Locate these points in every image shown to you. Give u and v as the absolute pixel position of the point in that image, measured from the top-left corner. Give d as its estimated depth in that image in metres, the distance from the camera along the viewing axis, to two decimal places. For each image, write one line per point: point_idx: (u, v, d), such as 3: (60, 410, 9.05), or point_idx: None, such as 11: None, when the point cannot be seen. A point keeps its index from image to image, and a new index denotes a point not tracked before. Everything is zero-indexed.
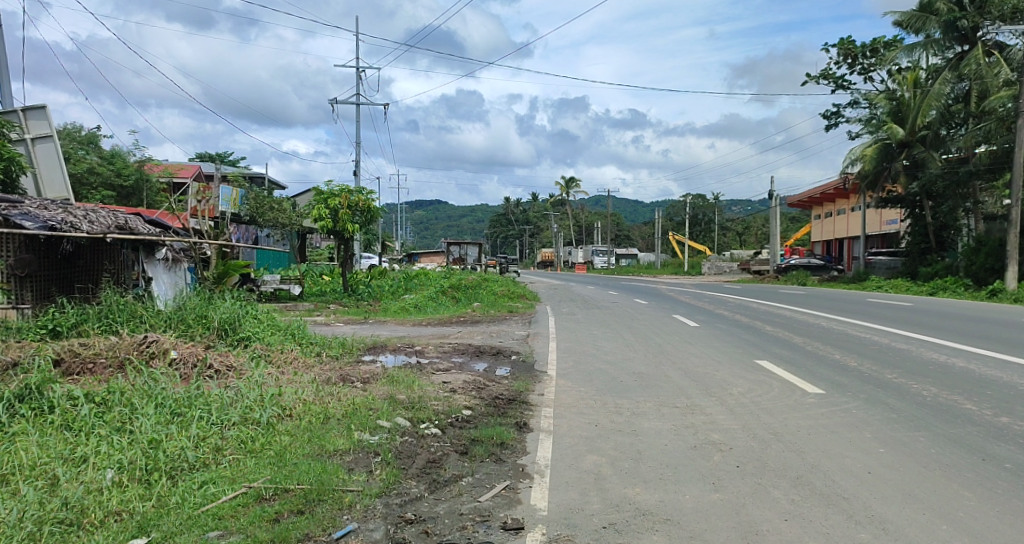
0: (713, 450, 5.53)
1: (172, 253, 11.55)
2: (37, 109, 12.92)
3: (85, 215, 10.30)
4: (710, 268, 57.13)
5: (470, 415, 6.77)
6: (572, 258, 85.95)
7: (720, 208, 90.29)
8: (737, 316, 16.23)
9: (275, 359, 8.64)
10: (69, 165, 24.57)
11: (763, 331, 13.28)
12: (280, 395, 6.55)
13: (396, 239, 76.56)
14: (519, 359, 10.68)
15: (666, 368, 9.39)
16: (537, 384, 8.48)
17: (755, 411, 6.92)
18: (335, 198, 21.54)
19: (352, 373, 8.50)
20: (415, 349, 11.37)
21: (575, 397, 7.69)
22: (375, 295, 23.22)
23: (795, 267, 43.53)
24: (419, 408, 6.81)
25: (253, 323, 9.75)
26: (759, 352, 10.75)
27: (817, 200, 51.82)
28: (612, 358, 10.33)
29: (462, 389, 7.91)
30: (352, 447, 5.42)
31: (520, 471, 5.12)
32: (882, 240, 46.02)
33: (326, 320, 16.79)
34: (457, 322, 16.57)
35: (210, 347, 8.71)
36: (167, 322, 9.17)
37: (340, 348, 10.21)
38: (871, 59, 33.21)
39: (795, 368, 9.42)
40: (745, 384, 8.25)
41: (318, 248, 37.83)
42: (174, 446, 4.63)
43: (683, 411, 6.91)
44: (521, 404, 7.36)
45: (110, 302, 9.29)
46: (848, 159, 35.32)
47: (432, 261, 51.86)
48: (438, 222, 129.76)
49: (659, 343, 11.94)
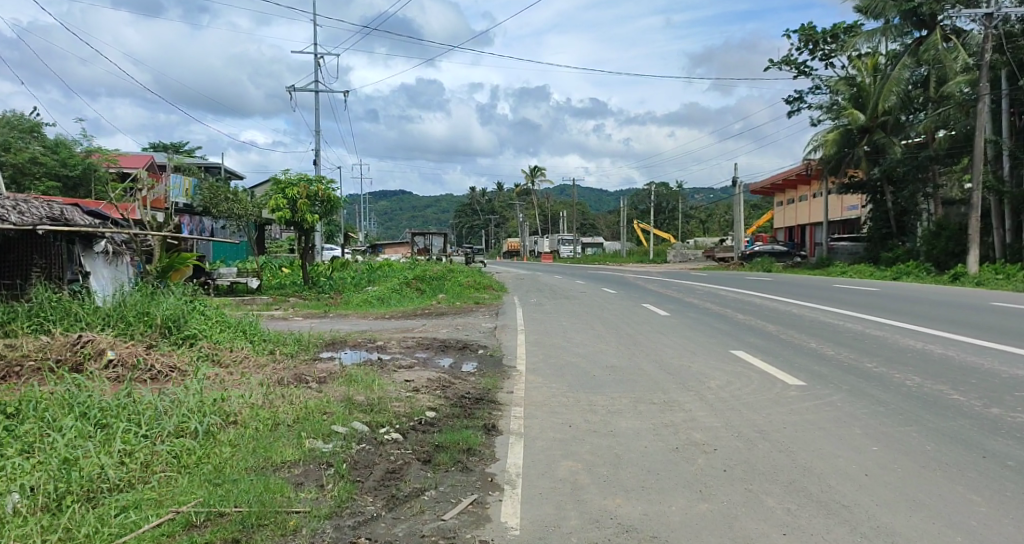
0: (697, 454, 5.22)
1: (112, 245, 10.73)
2: None
3: (13, 205, 9.47)
4: (675, 255, 57.45)
5: (434, 417, 6.27)
6: (538, 247, 85.61)
7: (683, 197, 90.87)
8: (706, 304, 16.01)
9: (222, 359, 8.01)
10: (8, 156, 23.30)
11: (735, 319, 13.03)
12: (225, 401, 5.94)
13: (359, 231, 75.28)
14: (486, 353, 10.19)
15: (639, 360, 9.03)
16: (505, 380, 8.03)
17: (736, 406, 6.61)
18: (293, 187, 20.70)
19: (307, 373, 7.93)
20: (376, 344, 10.81)
21: (546, 395, 7.25)
22: (337, 288, 22.49)
23: (759, 254, 43.88)
24: (379, 412, 6.28)
25: (199, 319, 9.05)
26: (734, 342, 10.50)
27: (780, 188, 52.25)
28: (584, 351, 9.94)
29: (426, 389, 7.38)
30: (302, 458, 4.89)
31: (488, 482, 4.67)
32: (843, 225, 46.68)
33: (284, 314, 16.11)
34: (422, 315, 15.99)
35: (151, 348, 8.02)
36: (104, 320, 8.43)
37: (296, 345, 9.59)
38: (832, 45, 33.34)
39: (772, 357, 9.16)
40: (723, 376, 7.95)
41: (277, 240, 36.78)
42: (92, 466, 4.00)
43: (660, 408, 6.59)
44: (489, 403, 6.89)
45: (41, 298, 8.51)
46: (810, 146, 35.55)
47: (396, 252, 50.90)
48: (403, 213, 128.25)
49: (631, 333, 11.59)
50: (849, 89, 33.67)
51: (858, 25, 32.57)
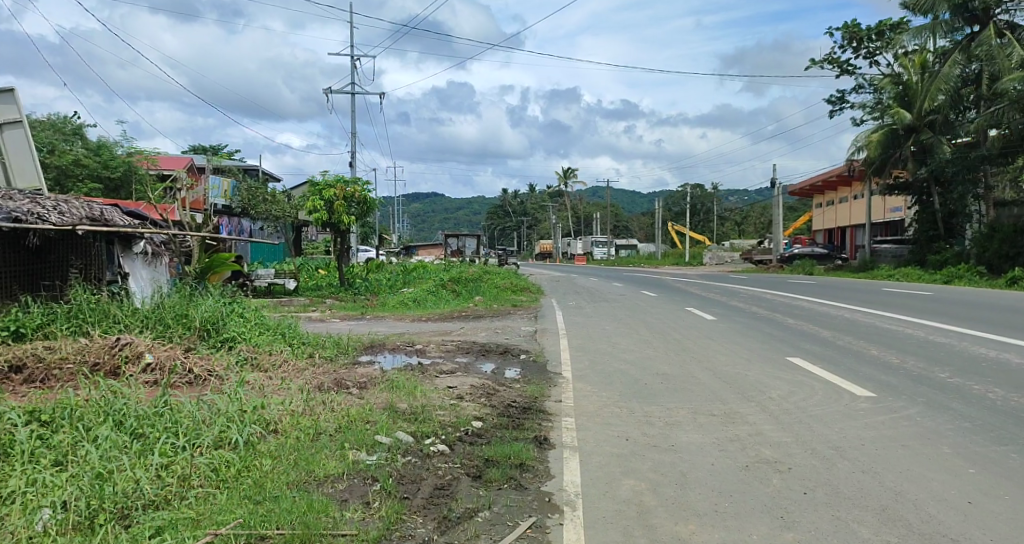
0: (771, 474, 4.77)
1: (151, 246, 10.65)
2: (5, 90, 11.33)
3: (54, 206, 9.44)
4: (711, 258, 56.54)
5: (480, 428, 5.94)
6: (571, 249, 85.12)
7: (719, 198, 89.54)
8: (753, 308, 15.41)
9: (262, 363, 7.80)
10: (53, 158, 23.75)
11: (786, 324, 12.46)
12: (265, 408, 5.68)
13: (392, 232, 75.71)
14: (529, 358, 9.83)
15: (692, 368, 8.57)
16: (552, 389, 7.64)
17: (803, 418, 6.14)
18: (330, 189, 20.65)
19: (347, 377, 7.66)
20: (415, 347, 10.53)
21: (596, 404, 6.86)
22: (373, 290, 22.41)
23: (799, 256, 42.74)
24: (425, 421, 5.96)
25: (238, 322, 8.85)
26: (789, 348, 9.96)
27: (819, 190, 50.95)
28: (631, 357, 9.51)
29: (471, 397, 7.04)
30: (347, 471, 4.59)
31: (546, 503, 4.31)
32: (886, 228, 45.22)
33: (322, 316, 15.97)
34: (459, 317, 15.75)
35: (190, 351, 7.83)
36: (143, 322, 8.27)
37: (335, 348, 9.33)
38: (877, 43, 32.20)
39: (833, 365, 8.61)
40: (785, 385, 7.44)
41: (313, 242, 36.96)
42: (126, 481, 3.73)
43: (722, 420, 6.15)
44: (537, 413, 6.52)
45: (80, 300, 8.39)
46: (854, 146, 34.44)
47: (429, 254, 50.94)
48: (436, 215, 128.78)
49: (678, 338, 11.14)
50: (895, 88, 32.52)
51: (904, 22, 31.44)
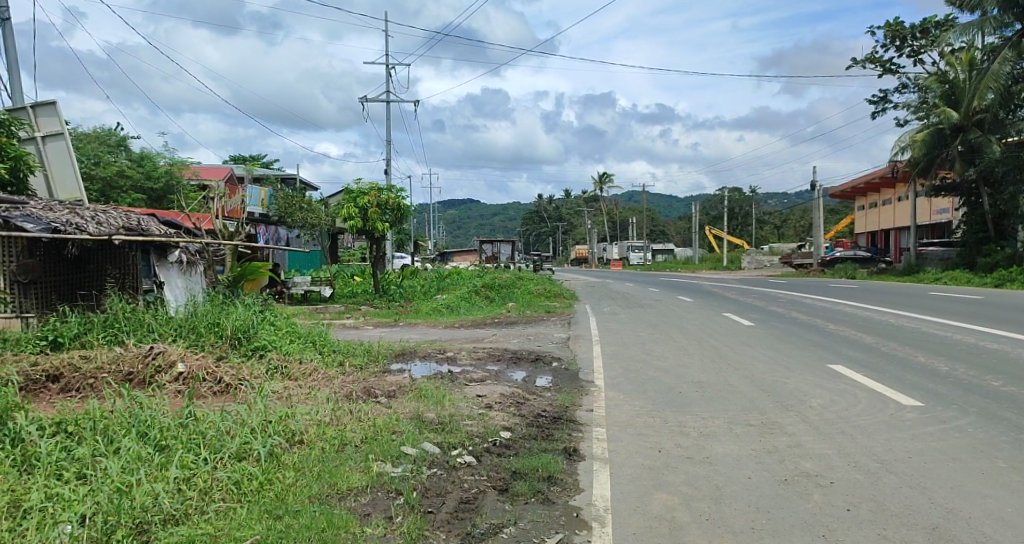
0: (811, 488, 4.51)
1: (187, 255, 10.42)
2: (47, 104, 11.59)
3: (92, 216, 9.65)
4: (750, 261, 55.51)
5: (509, 438, 5.80)
6: (607, 254, 84.50)
7: (758, 201, 87.97)
8: (793, 313, 14.95)
9: (292, 372, 7.80)
10: (98, 170, 24.40)
11: (828, 330, 12.02)
12: (291, 418, 5.64)
13: (427, 239, 76.19)
14: (561, 366, 9.64)
15: (728, 375, 8.29)
16: (584, 398, 7.45)
17: (845, 428, 5.83)
18: (365, 196, 20.79)
19: (376, 386, 7.60)
20: (446, 355, 10.44)
21: (628, 414, 6.66)
22: (407, 296, 22.46)
23: (841, 259, 41.63)
24: (452, 431, 5.84)
25: (269, 330, 8.88)
26: (831, 354, 9.59)
27: (862, 191, 49.60)
28: (665, 365, 9.25)
29: (500, 406, 6.90)
30: (370, 484, 4.50)
31: (574, 518, 4.15)
32: (932, 230, 43.75)
33: (355, 323, 16.03)
34: (492, 324, 15.63)
35: (222, 359, 7.88)
36: (177, 331, 8.36)
37: (365, 356, 9.29)
38: (921, 41, 31.20)
39: (878, 371, 8.22)
40: (826, 393, 7.11)
41: (350, 249, 37.30)
42: (146, 495, 3.69)
43: (759, 431, 5.88)
44: (568, 423, 6.35)
45: (116, 309, 8.52)
46: (898, 147, 33.41)
47: (464, 260, 51.00)
48: (471, 222, 129.18)
49: (714, 345, 10.83)
50: (941, 86, 31.47)
51: (950, 18, 30.39)
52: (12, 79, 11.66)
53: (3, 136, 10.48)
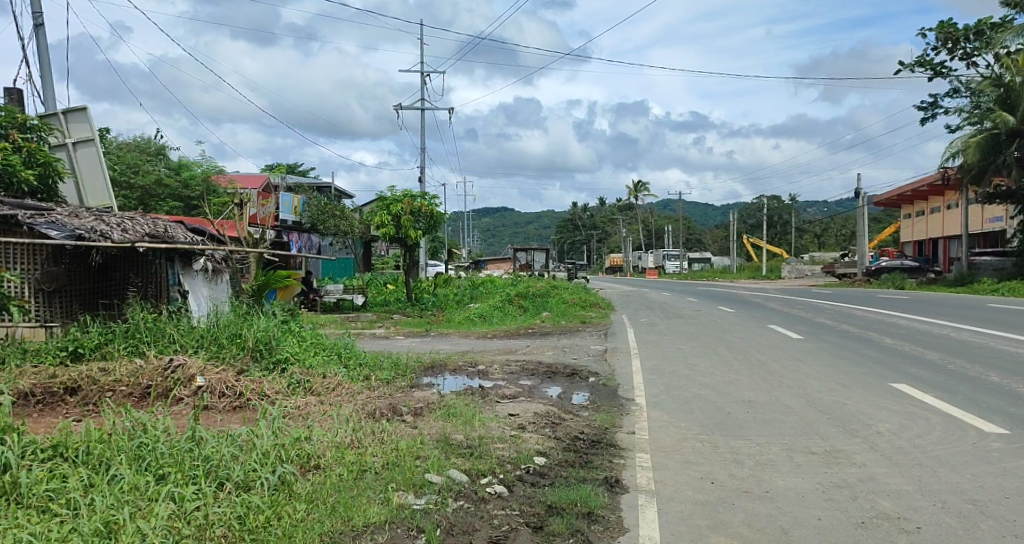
0: (895, 535, 3.89)
1: (213, 263, 10.50)
2: (79, 109, 11.36)
3: (118, 223, 9.43)
4: (791, 271, 54.05)
5: (543, 465, 5.28)
6: (643, 263, 83.44)
7: (798, 209, 85.90)
8: (844, 326, 14.11)
9: (314, 387, 7.44)
10: (137, 178, 24.68)
11: (884, 344, 11.19)
12: (307, 440, 5.21)
13: (462, 247, 76.17)
14: (599, 382, 9.06)
15: (781, 394, 7.62)
16: (623, 418, 6.89)
17: (922, 458, 5.15)
18: (398, 203, 20.53)
19: (402, 403, 7.17)
20: (477, 369, 9.94)
21: (675, 438, 6.08)
22: (440, 305, 22.12)
23: (888, 270, 40.09)
24: (482, 457, 5.34)
25: (292, 341, 8.52)
26: (892, 371, 8.80)
27: (909, 199, 47.83)
28: (711, 382, 8.60)
29: (533, 427, 6.39)
30: (389, 518, 4.02)
31: None
32: (984, 238, 41.91)
33: (385, 333, 15.69)
34: (525, 335, 15.12)
35: (242, 373, 7.53)
36: (198, 342, 8.06)
37: (394, 370, 8.86)
38: (975, 43, 29.87)
39: (948, 392, 7.45)
40: (894, 416, 6.40)
41: (383, 257, 37.24)
42: (132, 535, 3.25)
43: (823, 459, 5.24)
44: (608, 448, 5.80)
45: (137, 318, 8.24)
46: (949, 152, 32.01)
47: (499, 268, 50.61)
48: (505, 229, 128.88)
49: (761, 360, 10.14)
50: (995, 90, 30.02)
51: (1007, 20, 28.95)
52: (45, 86, 11.59)
53: (32, 142, 10.38)
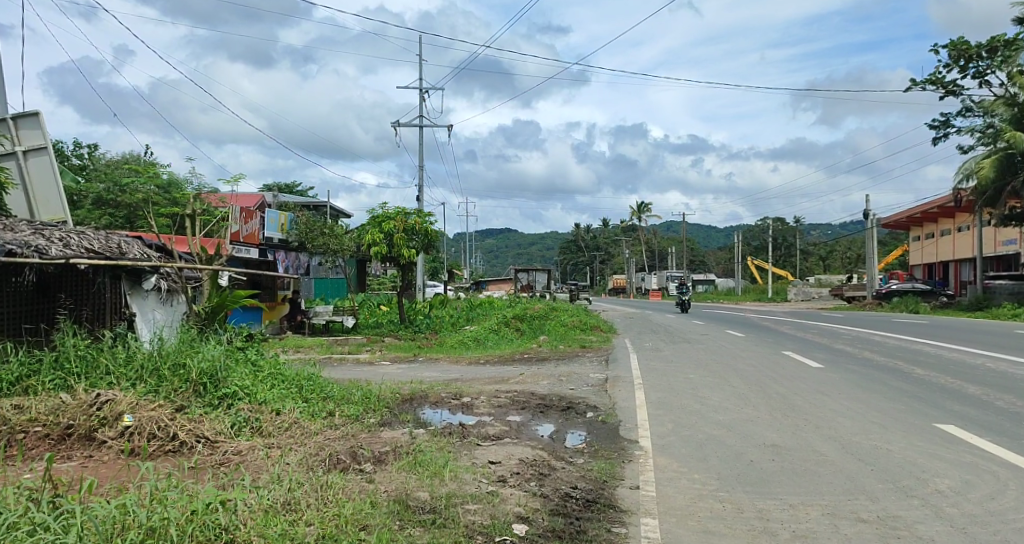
0: None
1: (167, 283, 9.65)
2: (29, 114, 10.47)
3: (60, 238, 8.42)
4: (796, 294, 53.08)
5: (523, 537, 4.15)
6: (646, 285, 82.27)
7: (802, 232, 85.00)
8: (865, 353, 12.99)
9: (264, 429, 6.41)
10: (121, 196, 23.61)
11: (915, 376, 10.07)
12: (224, 505, 4.07)
13: (464, 268, 74.90)
14: (596, 418, 7.95)
15: (810, 437, 6.51)
16: (626, 467, 5.79)
17: (1007, 532, 4.04)
18: (390, 221, 19.54)
19: (365, 447, 6.08)
20: (461, 401, 8.82)
21: (689, 496, 4.96)
22: (434, 327, 21.05)
23: (898, 293, 38.96)
24: (446, 526, 4.22)
25: (244, 373, 7.45)
26: (931, 409, 7.70)
27: (918, 221, 46.87)
28: (726, 420, 7.50)
29: (516, 481, 5.28)
30: None
31: None
32: (997, 261, 40.71)
33: (369, 358, 14.54)
34: (521, 360, 14.00)
35: (181, 410, 6.46)
36: (135, 374, 6.97)
37: (363, 404, 7.75)
38: (988, 60, 28.93)
39: (1008, 437, 6.33)
40: (952, 469, 5.29)
41: (378, 277, 36.08)
42: None
43: (879, 532, 4.13)
44: (606, 511, 4.69)
45: (68, 346, 7.14)
46: (962, 173, 31.04)
47: (499, 288, 49.56)
48: (509, 250, 128.13)
49: (781, 393, 9.00)
50: (1009, 110, 28.91)
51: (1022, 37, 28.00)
52: None
53: None
